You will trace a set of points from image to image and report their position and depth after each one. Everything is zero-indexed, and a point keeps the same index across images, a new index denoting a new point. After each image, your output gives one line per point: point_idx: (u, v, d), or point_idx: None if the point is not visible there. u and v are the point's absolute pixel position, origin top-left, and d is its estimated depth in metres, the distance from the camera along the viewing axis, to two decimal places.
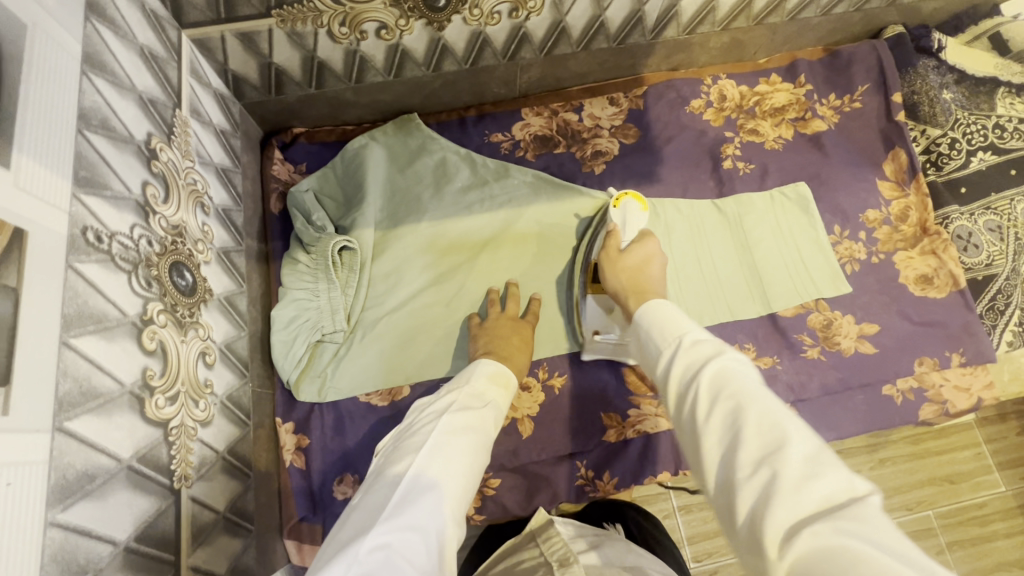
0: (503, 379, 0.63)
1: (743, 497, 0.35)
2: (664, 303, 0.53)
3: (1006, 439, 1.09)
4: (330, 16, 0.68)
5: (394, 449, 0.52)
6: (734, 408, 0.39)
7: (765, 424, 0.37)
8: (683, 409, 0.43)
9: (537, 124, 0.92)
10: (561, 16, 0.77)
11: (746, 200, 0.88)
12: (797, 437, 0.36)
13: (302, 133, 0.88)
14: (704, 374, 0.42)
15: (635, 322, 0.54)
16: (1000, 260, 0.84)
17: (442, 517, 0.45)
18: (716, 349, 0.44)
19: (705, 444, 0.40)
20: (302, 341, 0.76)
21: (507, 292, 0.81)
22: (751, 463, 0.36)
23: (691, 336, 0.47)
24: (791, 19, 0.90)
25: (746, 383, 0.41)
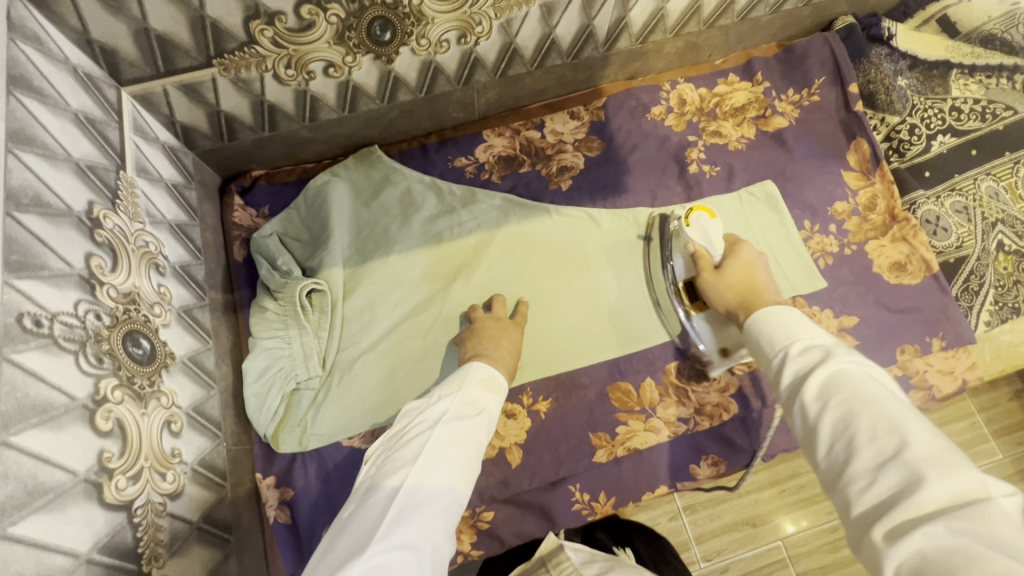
0: (494, 386, 0.64)
1: (860, 497, 0.38)
2: (785, 310, 0.54)
3: (997, 407, 1.10)
4: (274, 60, 0.67)
5: (384, 459, 0.53)
6: (845, 413, 0.41)
7: (881, 429, 0.39)
8: (796, 410, 0.45)
9: (500, 145, 0.91)
10: (511, 38, 0.76)
11: (715, 203, 0.88)
12: (917, 442, 0.37)
13: (262, 176, 0.86)
14: (812, 379, 0.45)
15: (748, 323, 0.56)
16: (969, 242, 0.85)
17: (434, 531, 0.47)
18: (825, 353, 0.46)
19: (822, 443, 0.42)
20: (276, 393, 0.74)
21: (493, 298, 0.81)
22: (869, 465, 0.38)
23: (798, 342, 0.49)
24: (742, 19, 0.89)
25: (867, 383, 0.42)
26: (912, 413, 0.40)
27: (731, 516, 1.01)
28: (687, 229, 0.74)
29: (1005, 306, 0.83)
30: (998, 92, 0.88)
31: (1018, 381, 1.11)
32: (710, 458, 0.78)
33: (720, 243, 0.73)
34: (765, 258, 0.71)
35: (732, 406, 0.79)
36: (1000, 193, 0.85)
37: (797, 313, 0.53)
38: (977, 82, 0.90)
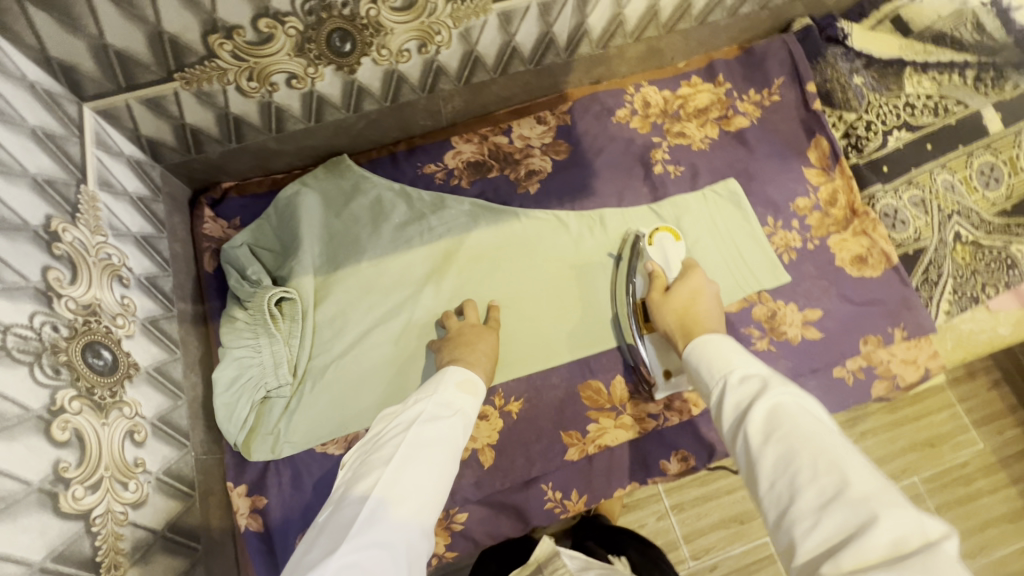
0: (471, 387, 0.64)
1: (807, 539, 0.40)
2: (712, 338, 0.62)
3: (977, 397, 1.17)
4: (235, 73, 0.68)
5: (360, 464, 0.55)
6: (785, 451, 0.45)
7: (823, 467, 0.42)
8: (742, 445, 0.49)
9: (469, 151, 0.93)
10: (472, 46, 0.77)
11: (680, 202, 0.90)
12: (855, 480, 0.41)
13: (232, 187, 0.87)
14: (755, 414, 0.49)
15: (686, 354, 0.64)
16: (926, 234, 0.87)
17: (408, 533, 0.49)
18: (761, 387, 0.51)
19: (768, 479, 0.45)
20: (245, 402, 0.74)
21: (466, 304, 0.81)
22: (814, 506, 0.41)
23: (736, 373, 0.55)
24: (700, 23, 0.91)
25: (804, 419, 0.46)
26: (846, 450, 0.44)
27: (719, 514, 1.02)
28: (649, 247, 0.81)
29: (964, 295, 0.86)
30: (950, 88, 0.91)
31: (997, 370, 1.19)
32: (680, 453, 0.79)
33: (676, 263, 0.79)
34: (713, 289, 0.75)
35: (702, 400, 0.80)
36: (955, 186, 0.88)
37: (728, 339, 0.61)
38: (931, 78, 0.92)
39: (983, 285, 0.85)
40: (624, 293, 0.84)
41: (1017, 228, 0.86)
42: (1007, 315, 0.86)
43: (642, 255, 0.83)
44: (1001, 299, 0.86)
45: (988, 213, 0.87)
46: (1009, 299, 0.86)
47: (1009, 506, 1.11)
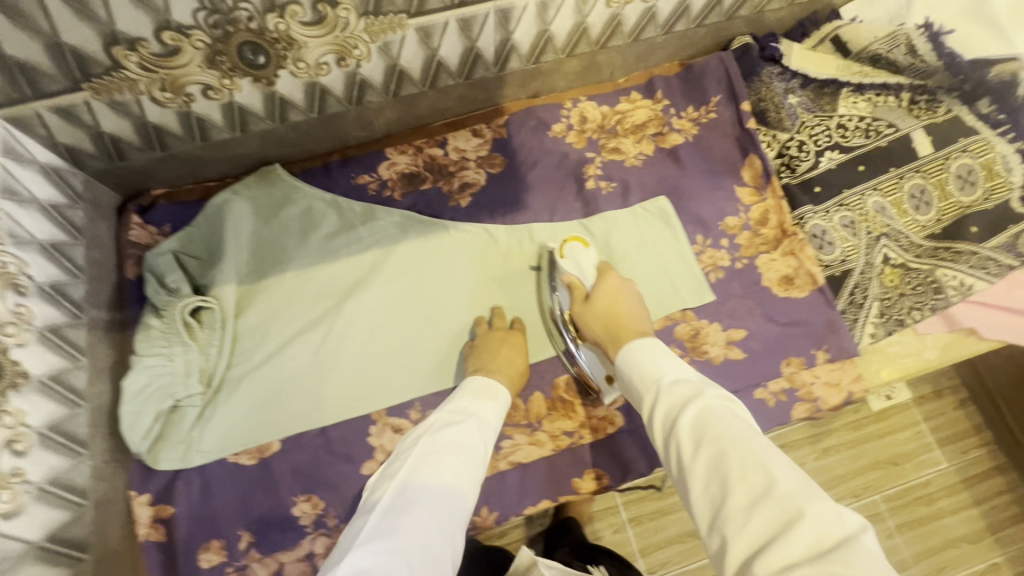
0: (489, 394, 0.70)
1: (737, 538, 0.43)
2: (640, 343, 0.63)
3: (943, 415, 1.18)
4: (147, 83, 0.68)
5: (380, 479, 0.61)
6: (715, 451, 0.48)
7: (749, 468, 0.45)
8: (671, 450, 0.52)
9: (403, 162, 0.93)
10: (393, 60, 0.77)
11: (610, 218, 0.89)
12: (781, 477, 0.44)
13: (162, 195, 0.88)
14: (683, 419, 0.52)
15: (616, 364, 0.65)
16: (853, 256, 0.86)
17: (425, 529, 0.53)
18: (693, 390, 0.54)
19: (698, 484, 0.48)
20: (151, 411, 0.74)
21: (493, 310, 0.85)
22: (743, 508, 0.44)
23: (667, 377, 0.57)
24: (635, 40, 0.91)
25: (729, 423, 0.49)
26: (771, 451, 0.47)
27: (677, 528, 1.06)
28: (563, 261, 0.81)
29: (890, 319, 0.85)
30: (884, 110, 0.91)
31: (963, 390, 1.21)
32: (593, 472, 0.79)
33: (592, 270, 0.79)
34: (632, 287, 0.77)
35: (617, 419, 0.80)
36: (886, 209, 0.87)
37: (657, 342, 0.63)
38: (867, 99, 0.92)
39: (909, 309, 0.85)
40: (545, 290, 0.86)
41: (946, 252, 0.85)
42: (934, 339, 0.86)
43: (558, 269, 0.82)
44: (928, 323, 0.86)
45: (918, 237, 0.86)
46: (937, 323, 0.86)
47: (970, 527, 1.11)
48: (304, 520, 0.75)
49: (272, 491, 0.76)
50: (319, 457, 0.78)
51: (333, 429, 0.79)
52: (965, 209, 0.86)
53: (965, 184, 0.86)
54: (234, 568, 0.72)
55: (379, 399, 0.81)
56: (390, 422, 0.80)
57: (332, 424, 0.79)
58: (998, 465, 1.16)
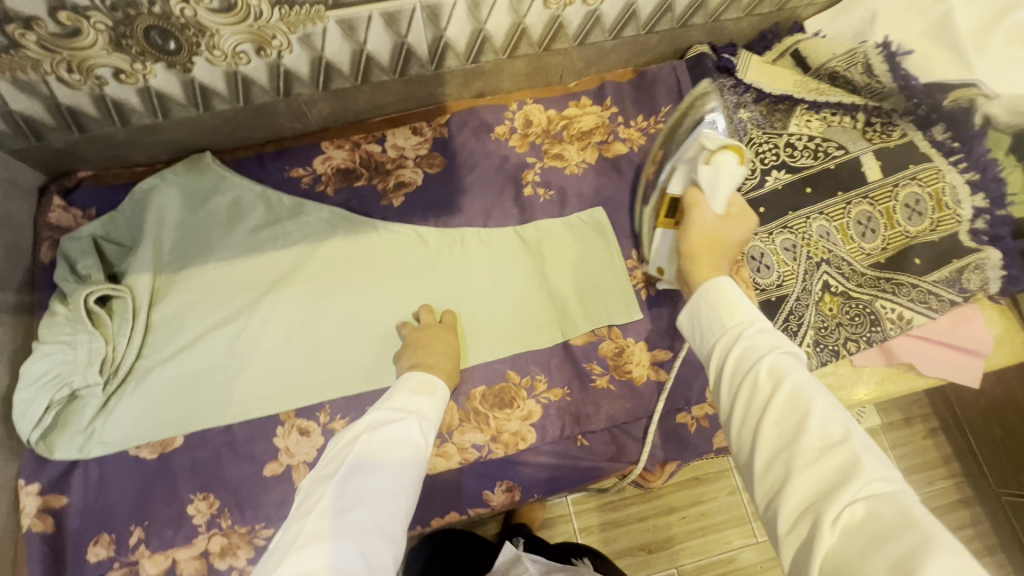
0: (427, 389, 0.66)
1: (803, 477, 0.39)
2: (726, 282, 0.53)
3: (911, 444, 1.15)
4: (51, 64, 0.66)
5: (313, 484, 0.54)
6: (796, 398, 0.42)
7: (828, 420, 0.40)
8: (740, 392, 0.45)
9: (339, 157, 0.90)
10: (318, 52, 0.75)
11: (544, 227, 0.87)
12: (857, 434, 0.39)
13: (89, 177, 0.86)
14: (763, 361, 0.45)
15: (697, 295, 0.54)
16: (790, 281, 0.83)
17: (365, 539, 0.48)
18: (775, 339, 0.47)
19: (764, 424, 0.42)
20: (43, 400, 0.72)
21: (420, 308, 0.81)
22: (814, 449, 0.39)
23: (755, 323, 0.48)
24: (581, 43, 0.87)
25: (806, 375, 0.44)
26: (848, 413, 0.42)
27: (628, 540, 1.08)
28: (703, 167, 0.63)
29: (826, 347, 0.81)
30: (836, 130, 0.88)
31: (935, 420, 1.17)
32: (505, 485, 0.77)
33: (717, 193, 0.62)
34: (746, 223, 0.63)
35: (530, 435, 0.78)
36: (830, 233, 0.84)
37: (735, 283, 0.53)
38: (821, 118, 0.88)
39: (845, 339, 0.81)
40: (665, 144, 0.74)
41: (887, 283, 0.82)
42: (871, 372, 0.82)
43: (691, 161, 0.66)
44: (867, 354, 0.83)
45: (861, 264, 0.83)
46: (875, 356, 0.83)
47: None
48: (198, 518, 0.73)
49: (168, 488, 0.74)
50: (220, 456, 0.75)
51: (238, 427, 0.77)
52: (910, 239, 0.83)
53: (912, 214, 0.83)
54: (122, 563, 0.71)
55: (288, 399, 0.79)
56: (297, 423, 0.78)
57: (238, 422, 0.77)
58: (963, 499, 1.12)
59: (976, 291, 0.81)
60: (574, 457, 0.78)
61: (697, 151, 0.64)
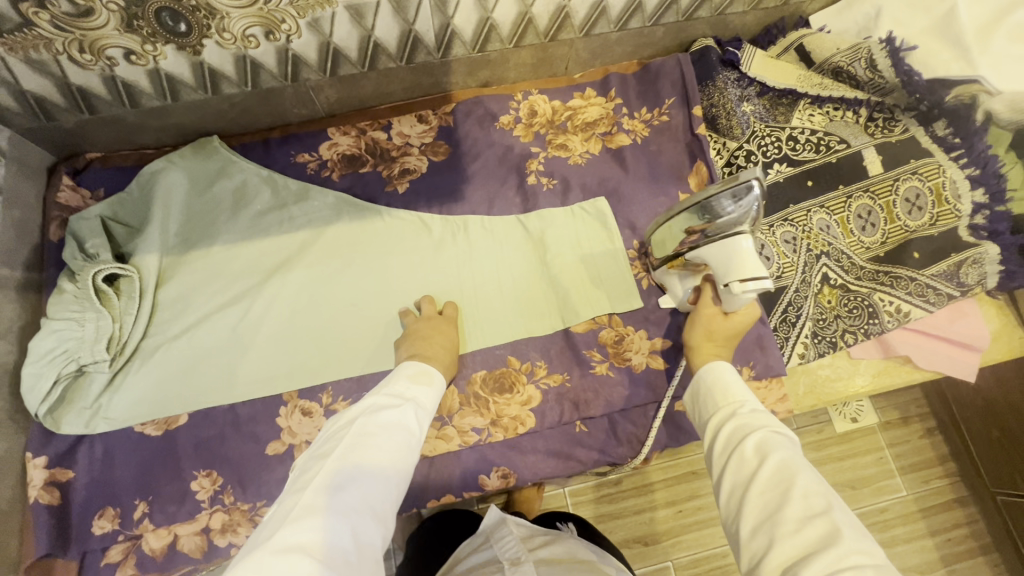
0: (424, 380, 0.67)
1: (784, 543, 0.44)
2: (724, 365, 0.64)
3: (909, 443, 1.15)
4: (63, 43, 0.67)
5: (307, 461, 0.54)
6: (781, 469, 0.48)
7: (809, 492, 0.46)
8: (730, 462, 0.53)
9: (345, 144, 0.91)
10: (326, 37, 0.76)
11: (547, 215, 0.88)
12: (837, 507, 0.44)
13: (97, 158, 0.87)
14: (751, 438, 0.53)
15: (697, 377, 0.66)
16: (789, 273, 0.84)
17: (358, 517, 0.48)
18: (765, 420, 0.55)
19: (751, 491, 0.49)
20: (51, 375, 0.73)
21: (422, 299, 0.82)
22: (798, 516, 0.44)
23: (747, 406, 0.58)
24: (586, 34, 0.88)
25: (794, 452, 0.50)
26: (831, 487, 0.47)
27: (624, 533, 1.09)
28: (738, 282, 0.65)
29: (823, 339, 0.82)
30: (838, 125, 0.88)
31: (932, 419, 1.17)
32: (501, 470, 0.78)
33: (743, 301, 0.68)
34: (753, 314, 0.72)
35: (529, 420, 0.79)
36: (831, 227, 0.85)
37: (735, 370, 0.64)
38: (824, 113, 0.90)
39: (843, 330, 0.82)
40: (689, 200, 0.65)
41: (886, 276, 0.83)
42: (868, 365, 0.83)
43: (723, 251, 0.65)
44: (864, 347, 0.84)
45: (861, 258, 0.84)
46: (873, 348, 0.84)
47: (922, 557, 1.09)
48: (201, 495, 0.74)
49: (172, 464, 0.75)
50: (223, 435, 0.77)
51: (242, 406, 0.78)
52: (909, 234, 0.84)
53: (912, 209, 0.83)
54: (126, 537, 0.72)
55: (290, 380, 0.79)
56: (300, 403, 0.79)
57: (241, 402, 0.78)
58: (959, 498, 1.13)
59: (974, 286, 0.82)
60: (572, 442, 0.79)
61: (734, 257, 0.65)
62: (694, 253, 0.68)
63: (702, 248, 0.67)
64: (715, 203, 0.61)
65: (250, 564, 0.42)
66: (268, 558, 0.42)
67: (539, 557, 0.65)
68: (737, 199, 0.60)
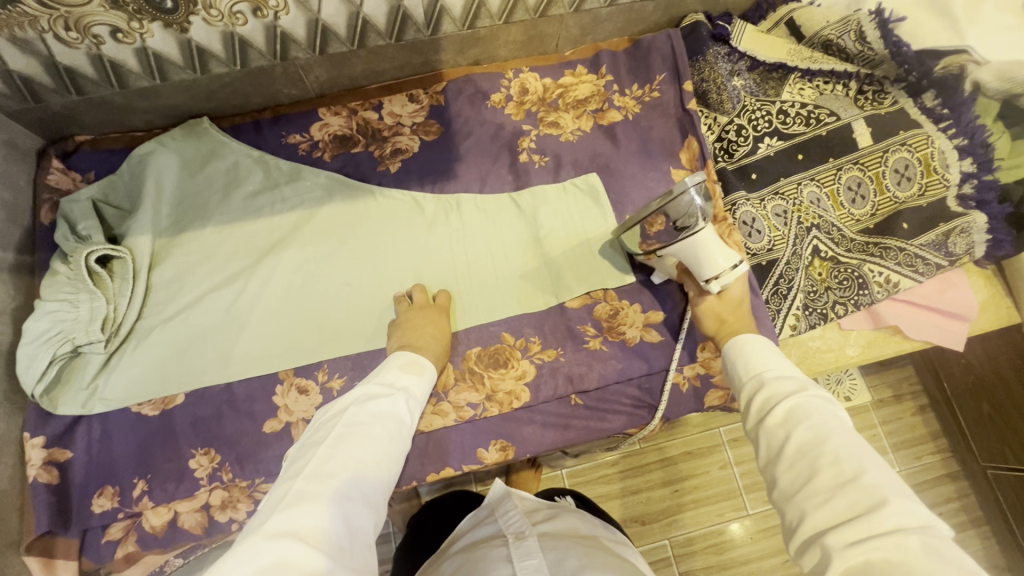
0: (415, 369, 0.68)
1: (817, 510, 0.44)
2: (750, 338, 0.64)
3: (901, 419, 1.17)
4: (48, 21, 0.67)
5: (299, 449, 0.55)
6: (814, 436, 0.48)
7: (843, 457, 0.45)
8: (763, 432, 0.53)
9: (336, 124, 0.91)
10: (314, 14, 0.76)
11: (540, 193, 0.88)
12: (873, 471, 0.43)
13: (86, 141, 0.87)
14: (780, 406, 0.52)
15: (727, 351, 0.66)
16: (780, 245, 0.84)
17: (350, 504, 0.49)
18: (800, 385, 0.54)
19: (782, 460, 0.49)
20: (46, 355, 0.73)
21: (414, 287, 0.82)
22: (829, 484, 0.44)
23: (777, 373, 0.57)
24: (576, 10, 0.88)
25: (824, 415, 0.49)
26: (874, 450, 0.46)
27: (621, 513, 1.10)
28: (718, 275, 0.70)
29: (814, 311, 0.83)
30: (828, 98, 0.89)
31: (924, 396, 1.19)
32: (499, 444, 0.79)
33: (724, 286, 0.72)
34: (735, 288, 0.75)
35: (524, 394, 0.80)
36: (821, 200, 0.85)
37: (770, 342, 0.63)
38: (814, 86, 0.90)
39: (833, 302, 0.83)
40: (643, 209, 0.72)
41: (875, 247, 0.84)
42: (858, 336, 0.84)
43: (692, 251, 0.71)
44: (854, 318, 0.85)
45: (851, 230, 0.85)
46: (863, 319, 0.85)
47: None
48: (200, 472, 0.75)
49: (170, 443, 0.76)
50: (220, 414, 0.77)
51: (238, 385, 0.78)
52: (899, 204, 0.84)
53: (901, 179, 0.84)
54: (127, 514, 0.73)
55: (286, 358, 0.80)
56: (296, 381, 0.79)
57: (238, 380, 0.78)
58: (950, 473, 1.15)
59: (961, 255, 0.83)
60: (567, 415, 0.80)
61: (705, 255, 0.70)
62: (672, 249, 0.72)
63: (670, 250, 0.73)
64: (668, 206, 0.68)
65: (243, 549, 0.42)
66: (261, 542, 0.42)
67: (543, 529, 0.66)
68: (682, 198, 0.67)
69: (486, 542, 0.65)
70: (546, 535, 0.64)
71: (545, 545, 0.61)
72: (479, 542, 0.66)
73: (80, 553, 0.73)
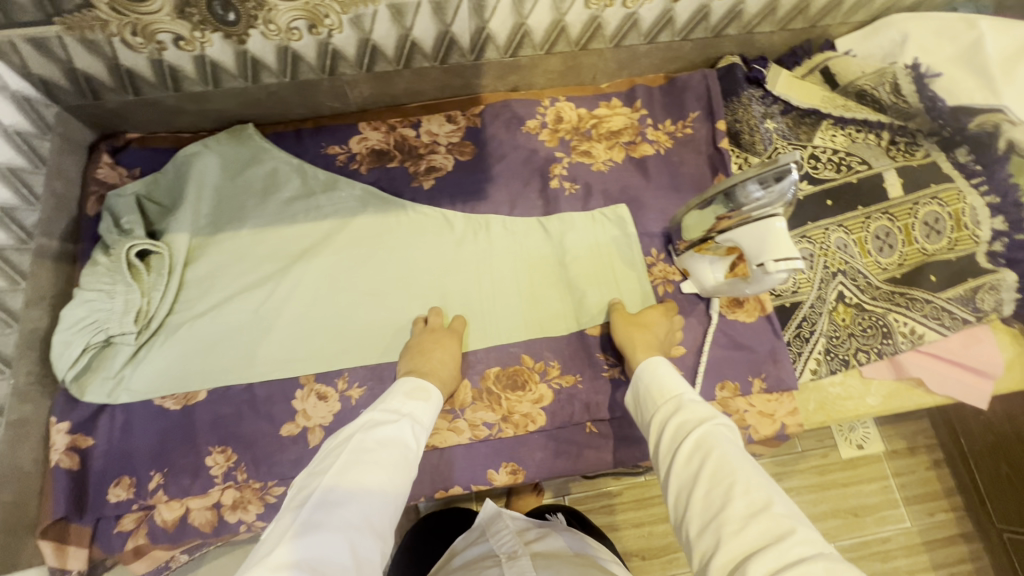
0: (421, 395, 0.67)
1: (731, 541, 0.44)
2: (658, 363, 0.66)
3: (915, 474, 1.14)
4: (118, 25, 0.70)
5: (305, 479, 0.55)
6: (723, 465, 0.49)
7: (752, 488, 0.47)
8: (677, 461, 0.53)
9: (375, 139, 0.93)
10: (366, 34, 0.79)
11: (568, 219, 0.89)
12: (777, 500, 0.46)
13: (136, 140, 0.91)
14: (692, 434, 0.54)
15: (635, 375, 0.68)
16: (805, 288, 0.85)
17: (356, 534, 0.49)
18: (707, 412, 0.56)
19: (696, 490, 0.49)
20: (80, 343, 0.76)
21: (431, 309, 0.83)
22: (741, 514, 0.46)
23: (687, 398, 0.59)
24: (616, 45, 0.90)
25: (732, 447, 0.51)
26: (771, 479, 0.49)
27: (622, 545, 1.08)
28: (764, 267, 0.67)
29: (836, 357, 0.83)
30: (860, 146, 0.90)
31: (940, 451, 1.16)
32: (509, 466, 0.79)
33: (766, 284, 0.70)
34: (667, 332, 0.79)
35: (539, 418, 0.80)
36: (848, 246, 0.85)
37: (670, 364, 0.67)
38: (846, 134, 0.91)
39: (856, 349, 0.83)
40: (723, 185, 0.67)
41: (901, 298, 0.84)
42: (879, 386, 0.83)
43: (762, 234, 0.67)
44: (876, 367, 0.84)
45: (877, 278, 0.85)
46: (884, 368, 0.84)
47: None
48: (215, 470, 0.76)
49: (189, 439, 0.77)
50: (240, 413, 0.78)
51: (259, 386, 0.80)
52: (926, 257, 0.85)
53: (930, 232, 0.84)
54: (140, 506, 0.74)
55: (307, 364, 0.81)
56: (317, 387, 0.80)
57: (260, 382, 0.80)
58: (964, 534, 1.11)
59: (989, 312, 0.83)
60: (580, 442, 0.80)
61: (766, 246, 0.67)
62: (723, 237, 0.71)
63: (732, 232, 0.69)
64: (747, 187, 0.64)
65: None
66: None
67: (536, 550, 0.65)
68: (768, 185, 0.63)
69: (481, 566, 0.64)
70: (538, 555, 0.64)
71: (537, 565, 0.60)
72: (475, 565, 0.65)
73: (91, 542, 0.74)
